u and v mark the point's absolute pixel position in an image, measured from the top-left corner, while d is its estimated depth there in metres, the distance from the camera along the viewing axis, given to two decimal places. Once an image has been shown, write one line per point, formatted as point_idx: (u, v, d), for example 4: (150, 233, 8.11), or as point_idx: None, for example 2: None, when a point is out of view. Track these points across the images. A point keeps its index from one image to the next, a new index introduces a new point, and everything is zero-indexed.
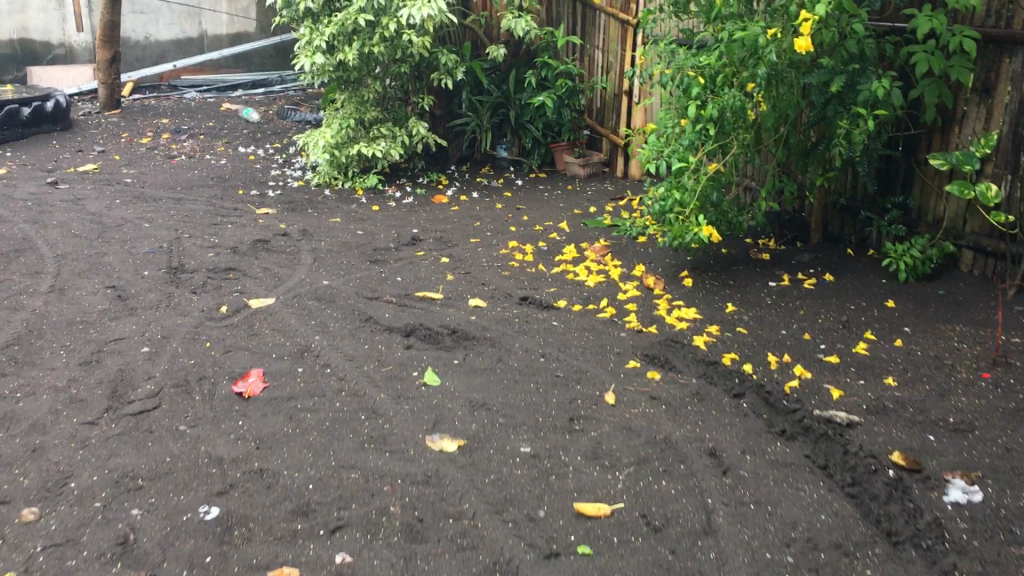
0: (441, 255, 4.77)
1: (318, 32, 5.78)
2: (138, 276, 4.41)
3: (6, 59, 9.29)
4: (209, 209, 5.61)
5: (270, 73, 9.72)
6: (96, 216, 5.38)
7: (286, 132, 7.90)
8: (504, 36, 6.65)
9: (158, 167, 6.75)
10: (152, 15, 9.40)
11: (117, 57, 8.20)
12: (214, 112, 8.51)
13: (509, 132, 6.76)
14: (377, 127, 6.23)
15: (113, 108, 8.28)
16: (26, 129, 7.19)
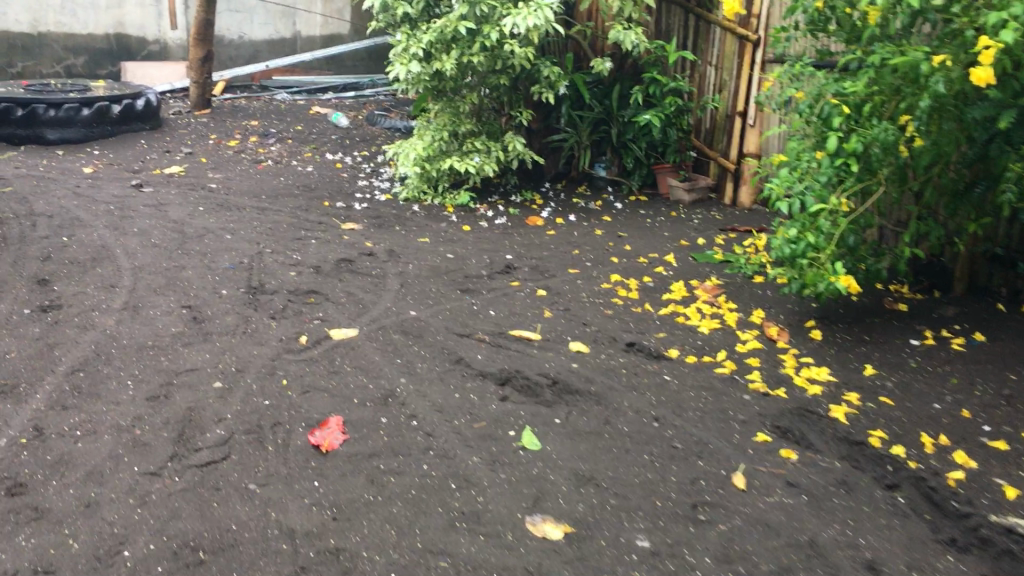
0: (537, 287, 4.38)
1: (415, 39, 5.44)
2: (215, 295, 4.12)
3: (101, 53, 9.18)
4: (293, 221, 5.32)
5: (360, 76, 9.52)
6: (177, 224, 5.13)
7: (375, 139, 7.62)
8: (609, 48, 6.23)
9: (244, 171, 6.52)
10: (247, 14, 9.20)
11: (210, 56, 7.97)
12: (303, 115, 8.30)
13: (609, 150, 6.34)
14: (471, 141, 5.87)
15: (203, 107, 8.11)
16: (114, 127, 7.02)
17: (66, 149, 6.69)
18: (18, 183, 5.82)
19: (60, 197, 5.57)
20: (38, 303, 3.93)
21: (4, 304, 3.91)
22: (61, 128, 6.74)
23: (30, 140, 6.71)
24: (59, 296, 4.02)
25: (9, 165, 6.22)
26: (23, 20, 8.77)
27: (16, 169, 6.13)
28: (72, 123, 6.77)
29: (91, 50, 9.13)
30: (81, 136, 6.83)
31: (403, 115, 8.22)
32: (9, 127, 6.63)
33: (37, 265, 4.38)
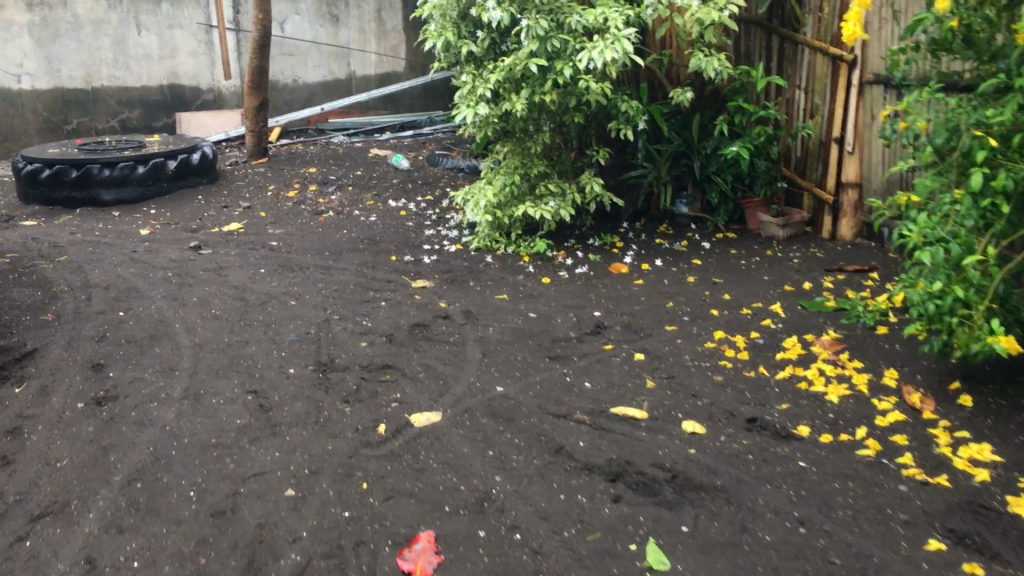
0: (633, 350, 3.94)
1: (481, 79, 5.08)
2: (282, 375, 3.75)
3: (155, 105, 9.01)
4: (360, 281, 4.96)
5: (418, 113, 9.23)
6: (238, 290, 4.81)
7: (439, 182, 7.26)
8: (688, 76, 5.80)
9: (305, 224, 6.20)
10: (300, 57, 8.96)
11: (266, 103, 7.71)
12: (363, 159, 7.99)
13: (692, 184, 5.89)
14: (544, 183, 5.47)
15: (260, 155, 7.86)
16: (172, 183, 6.76)
17: (122, 210, 6.45)
18: (74, 251, 5.57)
19: (116, 264, 5.30)
20: (93, 394, 3.61)
21: (56, 396, 3.60)
22: (117, 188, 6.51)
23: (85, 202, 6.50)
24: (115, 384, 3.70)
25: (65, 231, 5.99)
26: (76, 76, 8.65)
27: (72, 235, 5.90)
28: (127, 182, 6.54)
29: (146, 102, 8.97)
30: (137, 196, 6.59)
31: (466, 155, 7.86)
32: (65, 189, 6.46)
33: (91, 347, 4.07)
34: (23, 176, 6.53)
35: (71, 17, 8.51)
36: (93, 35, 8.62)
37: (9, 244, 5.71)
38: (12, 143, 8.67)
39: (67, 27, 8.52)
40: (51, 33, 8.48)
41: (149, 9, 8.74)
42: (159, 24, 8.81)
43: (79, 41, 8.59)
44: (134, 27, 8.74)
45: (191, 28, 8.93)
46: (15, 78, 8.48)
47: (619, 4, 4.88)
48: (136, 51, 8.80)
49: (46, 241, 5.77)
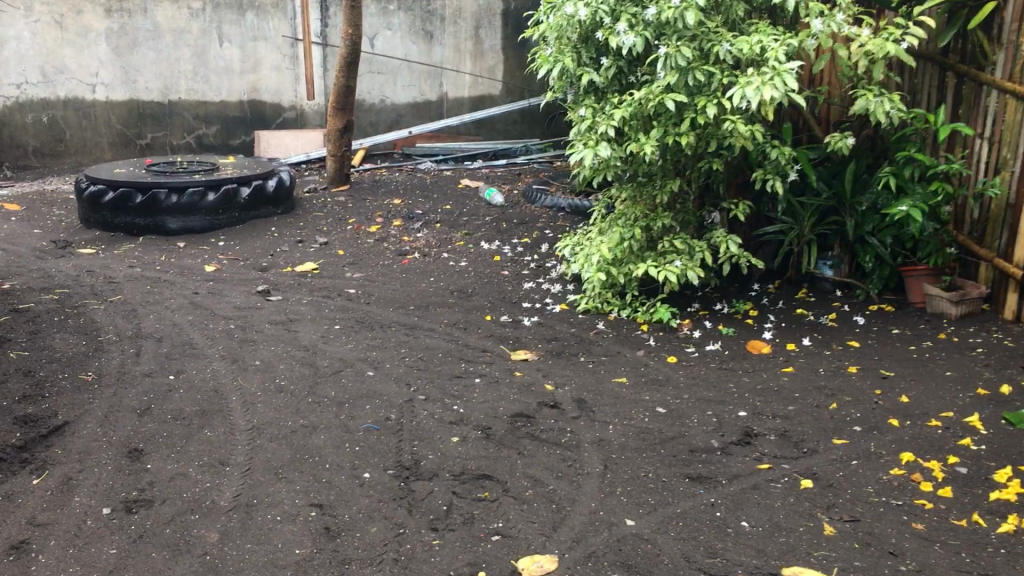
0: (797, 473, 3.08)
1: (604, 115, 4.32)
2: (354, 482, 3.01)
3: (234, 121, 8.47)
4: (449, 347, 4.21)
5: (514, 141, 8.53)
6: (308, 352, 4.10)
7: (537, 223, 6.50)
8: (844, 116, 4.93)
9: (388, 268, 5.51)
10: (389, 75, 8.34)
11: (350, 126, 7.04)
12: (452, 191, 7.29)
13: (840, 245, 5.02)
14: (669, 238, 4.66)
15: (341, 183, 7.21)
16: (244, 213, 6.14)
17: (188, 241, 5.84)
18: (130, 290, 4.96)
19: (174, 310, 4.66)
20: (123, 494, 2.91)
21: (79, 493, 2.91)
22: (185, 216, 5.92)
23: (150, 230, 5.91)
24: (151, 481, 2.99)
25: (123, 263, 5.39)
26: (153, 88, 8.21)
27: (130, 269, 5.30)
28: (195, 210, 5.93)
29: (224, 119, 8.44)
30: (206, 225, 5.98)
31: (566, 191, 7.10)
32: (128, 215, 5.89)
33: (130, 423, 3.39)
34: (85, 198, 5.98)
35: (151, 25, 8.06)
36: (173, 45, 8.15)
37: (60, 277, 5.13)
38: (83, 156, 8.29)
39: (146, 36, 8.06)
40: (129, 42, 8.06)
41: (233, 19, 8.20)
42: (243, 35, 8.25)
43: (158, 51, 8.13)
44: (217, 38, 8.21)
45: (276, 40, 8.34)
46: (90, 88, 8.09)
47: (778, 32, 4.04)
48: (218, 63, 8.28)
49: (100, 276, 5.17)
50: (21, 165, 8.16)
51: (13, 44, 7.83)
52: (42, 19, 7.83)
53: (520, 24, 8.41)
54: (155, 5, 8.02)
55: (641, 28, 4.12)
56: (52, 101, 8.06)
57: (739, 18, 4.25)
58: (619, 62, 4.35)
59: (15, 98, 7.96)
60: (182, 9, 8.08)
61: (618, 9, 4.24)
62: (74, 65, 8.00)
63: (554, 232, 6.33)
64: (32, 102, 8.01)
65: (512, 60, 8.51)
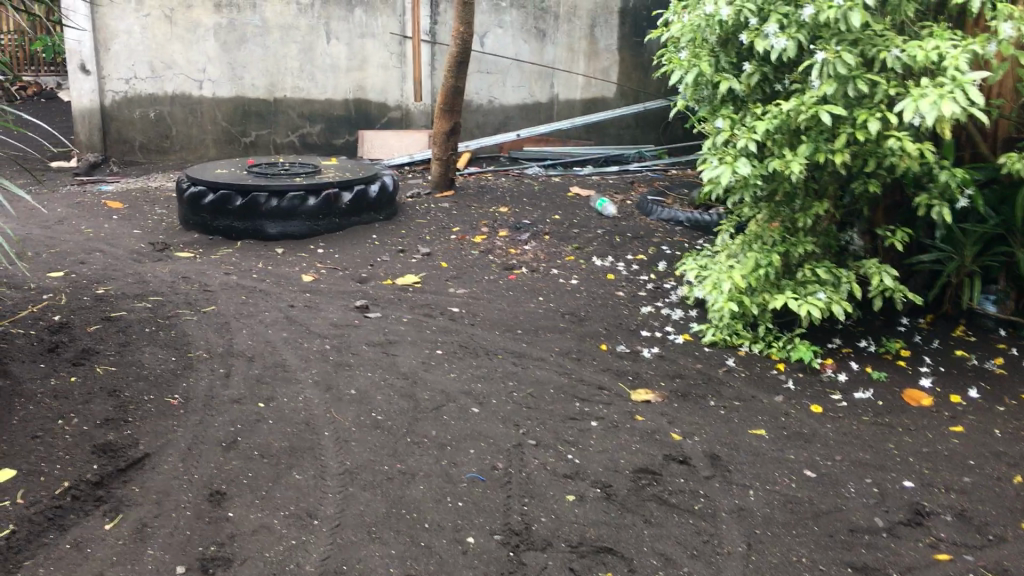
0: (985, 568, 2.56)
1: (745, 129, 3.84)
2: (456, 549, 2.62)
3: (338, 120, 8.24)
4: (562, 381, 3.80)
5: (626, 146, 8.10)
6: (408, 381, 3.74)
7: (652, 238, 6.04)
8: (1017, 133, 4.32)
9: (493, 284, 5.14)
10: (499, 75, 7.97)
11: (457, 129, 6.69)
12: (561, 199, 6.88)
13: (1005, 277, 4.41)
14: (810, 266, 4.15)
15: (445, 189, 6.87)
16: (345, 219, 5.85)
17: (288, 248, 5.59)
18: (224, 300, 4.71)
19: (267, 324, 4.38)
20: (200, 549, 2.59)
21: (153, 545, 2.61)
22: (285, 220, 5.66)
23: (248, 234, 5.68)
24: (231, 534, 2.66)
25: (219, 270, 5.16)
26: (259, 85, 8.04)
27: (226, 276, 5.07)
28: (295, 214, 5.66)
29: (329, 118, 8.22)
30: (305, 231, 5.71)
31: (684, 203, 6.61)
32: (228, 217, 5.67)
33: (215, 459, 3.08)
34: (185, 199, 5.79)
35: (259, 21, 7.87)
36: (280, 42, 7.95)
37: (155, 283, 4.92)
38: (188, 153, 8.20)
39: (254, 32, 7.89)
40: (237, 38, 7.89)
41: (341, 15, 7.94)
42: (351, 32, 7.99)
43: (265, 48, 7.95)
44: (324, 35, 7.98)
45: (384, 38, 8.05)
46: (198, 84, 7.98)
47: (960, 39, 3.47)
48: (324, 61, 8.05)
49: (195, 283, 4.94)
50: (127, 160, 8.14)
51: (124, 38, 7.80)
52: (152, 13, 7.75)
53: (638, 24, 7.93)
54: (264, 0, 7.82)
55: (794, 30, 3.62)
56: (160, 97, 7.99)
57: (908, 20, 3.71)
58: (764, 68, 3.85)
59: (124, 93, 7.96)
60: (291, 4, 7.86)
61: (766, 8, 3.74)
62: (182, 61, 7.90)
63: (672, 249, 5.84)
64: (140, 97, 7.98)
65: (628, 61, 8.05)
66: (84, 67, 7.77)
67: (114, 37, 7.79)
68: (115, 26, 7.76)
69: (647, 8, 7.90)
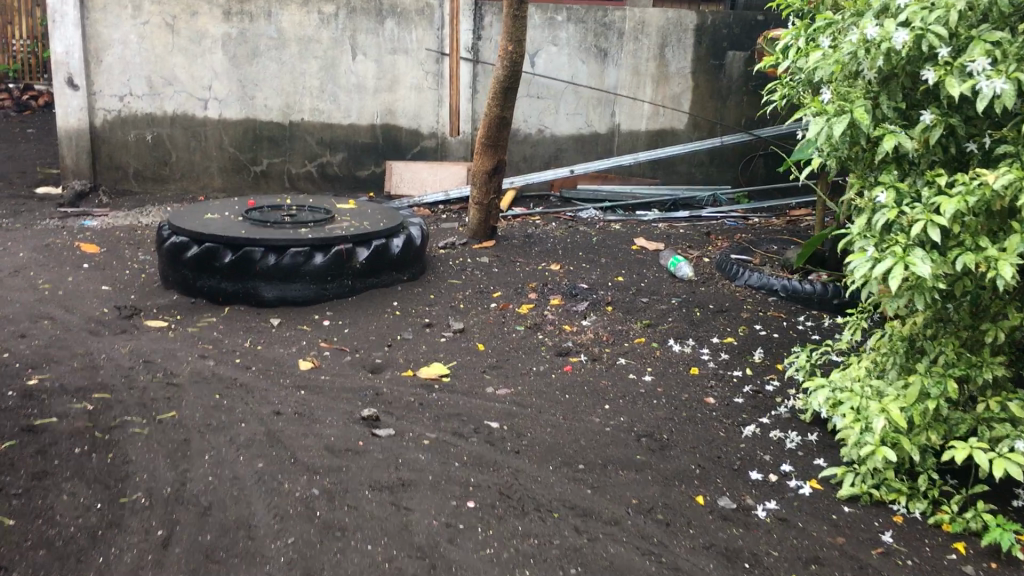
0: None
1: (921, 207, 2.65)
2: None
3: (363, 149, 7.14)
4: (649, 570, 2.59)
5: (699, 186, 6.95)
6: (423, 562, 2.58)
7: (741, 313, 4.85)
8: None
9: (544, 381, 3.97)
10: (553, 100, 6.84)
11: (501, 168, 5.52)
12: (624, 253, 5.72)
13: None
14: (998, 397, 2.92)
15: (485, 238, 5.71)
16: (358, 281, 4.70)
17: (286, 318, 4.48)
18: (190, 399, 3.58)
19: (240, 444, 3.24)
20: None
21: None
22: (283, 282, 4.53)
23: (238, 298, 4.56)
24: None
25: (195, 350, 4.05)
26: (273, 106, 6.99)
27: (200, 361, 3.95)
28: (297, 276, 4.53)
29: (352, 145, 7.12)
30: (308, 296, 4.58)
31: (776, 265, 5.40)
32: (213, 276, 4.56)
33: None
34: (165, 250, 4.69)
35: (274, 32, 6.83)
36: (299, 56, 6.89)
37: (108, 369, 3.81)
38: (189, 182, 7.17)
39: (268, 45, 6.85)
40: (249, 51, 6.86)
41: (370, 28, 6.85)
42: (380, 47, 6.89)
43: (281, 63, 6.90)
44: (350, 49, 6.89)
45: (418, 54, 6.93)
46: (202, 104, 6.96)
47: None
48: (348, 79, 6.96)
49: (159, 372, 3.83)
50: (119, 189, 7.16)
51: (118, 49, 6.82)
52: (151, 21, 6.77)
53: (717, 44, 6.73)
54: (281, 8, 6.78)
55: (1013, 68, 2.45)
56: (158, 117, 6.99)
57: None
58: (953, 119, 2.67)
59: (117, 112, 6.97)
60: (311, 14, 6.80)
61: (963, 34, 2.58)
62: (184, 77, 6.89)
63: (766, 331, 4.64)
64: (135, 117, 6.99)
65: (703, 87, 6.84)
66: (71, 82, 6.80)
67: (106, 47, 6.81)
68: (107, 34, 6.78)
69: (729, 25, 6.69)
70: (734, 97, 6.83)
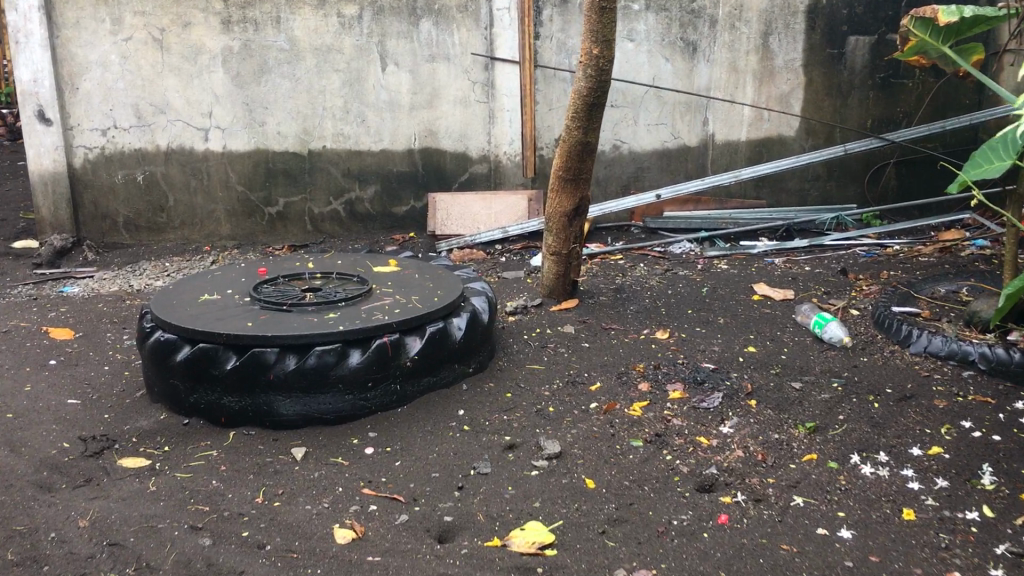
0: None
1: None
2: None
3: (400, 179, 5.99)
4: None
5: (817, 207, 5.64)
6: None
7: (935, 403, 3.51)
8: None
9: (698, 546, 2.66)
10: (631, 109, 5.67)
11: (584, 208, 4.23)
12: (747, 310, 4.42)
13: None
14: None
15: (564, 296, 4.45)
16: (408, 384, 3.43)
17: (314, 445, 3.22)
18: None
19: None
20: None
21: None
22: (308, 396, 3.27)
23: (247, 418, 3.31)
24: None
25: (185, 517, 2.79)
26: (287, 133, 5.85)
27: (191, 538, 2.68)
28: (325, 386, 3.26)
29: (386, 175, 5.97)
30: (343, 410, 3.32)
31: (956, 321, 4.09)
32: (213, 390, 3.30)
33: None
34: (148, 352, 3.44)
35: (285, 43, 5.69)
36: (316, 71, 5.75)
37: (53, 564, 2.55)
38: (193, 230, 6.03)
39: (278, 59, 5.71)
40: (255, 67, 5.72)
41: (401, 31, 5.71)
42: (415, 55, 5.76)
43: (295, 80, 5.76)
44: (379, 59, 5.75)
45: (462, 61, 5.80)
46: (201, 134, 5.82)
47: None
48: (378, 96, 5.82)
49: (130, 566, 2.55)
50: (108, 242, 6.02)
51: (97, 73, 5.69)
52: (135, 36, 5.63)
53: (834, 29, 5.49)
54: (292, 12, 5.63)
55: None
56: (150, 153, 5.86)
57: None
58: None
59: (100, 149, 5.84)
60: (329, 17, 5.65)
61: None
62: (179, 102, 5.76)
63: (982, 432, 3.29)
64: (123, 155, 5.85)
65: (818, 83, 5.60)
66: (42, 115, 5.65)
67: (83, 71, 5.68)
68: (82, 55, 5.65)
69: (850, 4, 5.43)
70: (857, 94, 5.58)
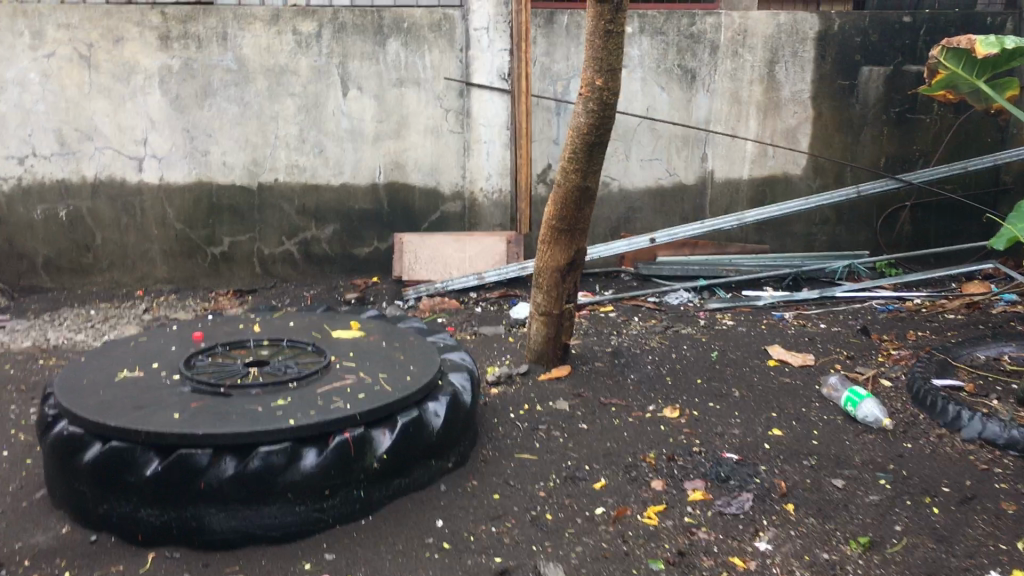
0: None
1: None
2: None
3: (362, 217, 5.38)
4: None
5: (826, 255, 5.13)
6: None
7: (1007, 507, 2.91)
8: None
9: None
10: (622, 143, 5.22)
11: (580, 263, 3.62)
12: (765, 381, 3.84)
13: None
14: None
15: (555, 364, 3.85)
16: (375, 490, 2.79)
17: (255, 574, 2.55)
18: None
19: None
20: None
21: None
22: (247, 509, 2.60)
23: (171, 536, 2.63)
24: None
25: None
26: (234, 163, 5.22)
27: None
28: (270, 496, 2.59)
29: (347, 213, 5.36)
30: (292, 526, 2.65)
31: (1008, 398, 3.54)
32: (127, 501, 2.62)
33: None
34: (47, 447, 2.75)
35: (232, 62, 5.08)
36: (268, 94, 5.14)
37: None
38: (125, 272, 5.35)
39: (223, 80, 5.10)
40: (199, 88, 5.10)
41: (366, 52, 5.13)
42: (381, 78, 5.18)
43: (243, 104, 5.14)
44: (340, 83, 5.16)
45: (435, 86, 5.22)
46: (134, 163, 5.17)
47: None
48: (339, 124, 5.22)
49: None
50: (25, 286, 5.31)
51: (15, 93, 5.04)
52: (59, 52, 5.01)
53: (848, 56, 5.18)
54: (241, 28, 5.04)
55: None
56: (75, 185, 5.18)
57: None
58: None
59: (18, 180, 5.15)
60: (283, 35, 5.07)
61: None
62: (109, 127, 5.12)
63: None
64: (42, 187, 5.17)
65: (828, 117, 5.27)
66: None
67: None
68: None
69: (863, 31, 5.14)
70: (869, 130, 5.28)
